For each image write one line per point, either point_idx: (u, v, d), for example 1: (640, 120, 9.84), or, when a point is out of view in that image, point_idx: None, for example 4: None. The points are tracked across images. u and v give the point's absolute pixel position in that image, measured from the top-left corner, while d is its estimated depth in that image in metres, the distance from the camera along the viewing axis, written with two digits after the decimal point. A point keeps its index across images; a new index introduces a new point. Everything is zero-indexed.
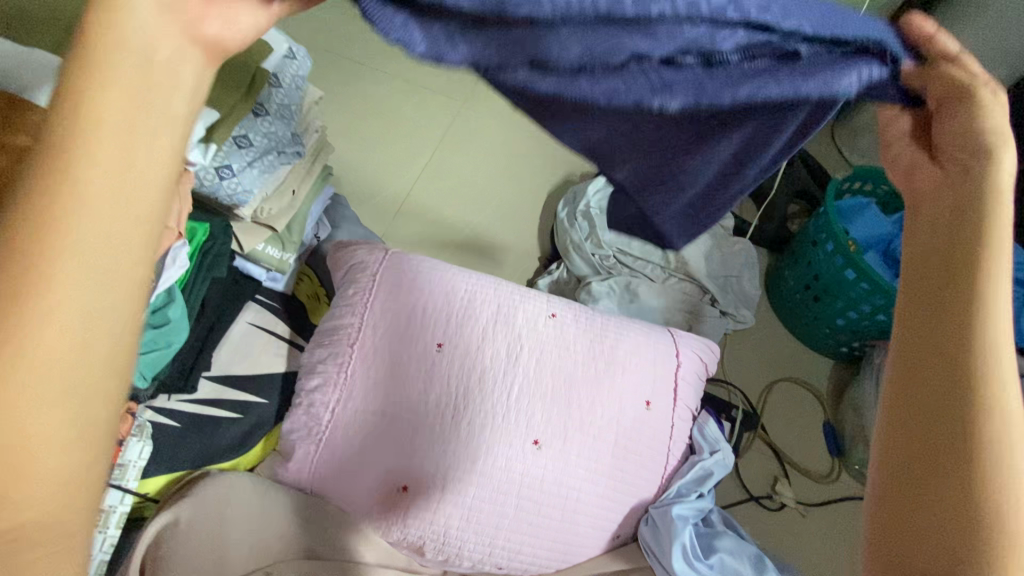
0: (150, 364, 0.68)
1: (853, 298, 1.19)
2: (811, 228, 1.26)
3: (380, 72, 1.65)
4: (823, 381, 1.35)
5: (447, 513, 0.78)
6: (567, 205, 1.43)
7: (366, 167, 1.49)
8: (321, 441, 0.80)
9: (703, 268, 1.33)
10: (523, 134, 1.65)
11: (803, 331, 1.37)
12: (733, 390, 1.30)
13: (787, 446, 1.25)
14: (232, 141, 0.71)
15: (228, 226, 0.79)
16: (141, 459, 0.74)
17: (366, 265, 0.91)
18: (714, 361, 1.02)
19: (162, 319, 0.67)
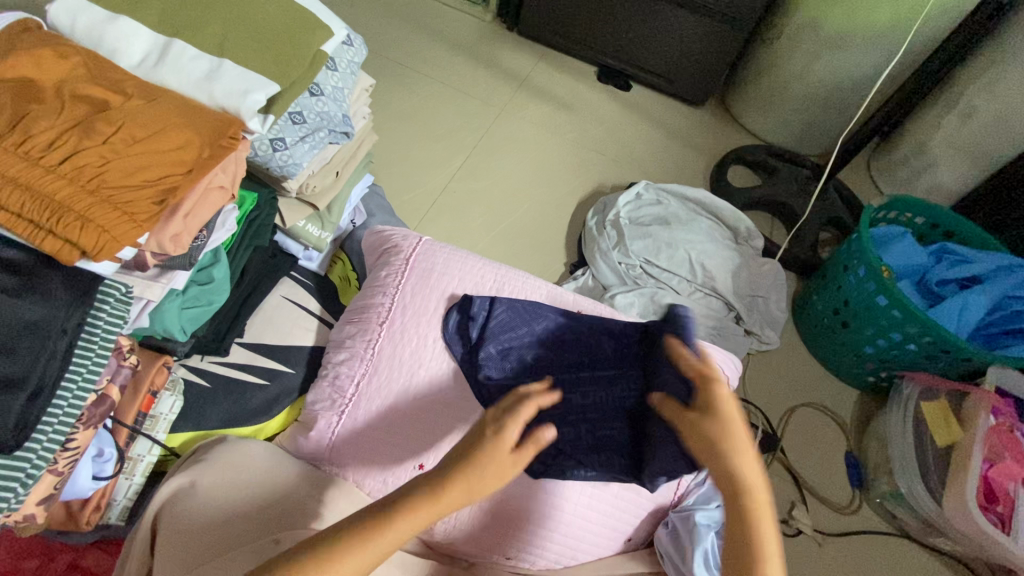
0: (191, 320, 0.70)
1: (884, 325, 1.16)
2: (843, 253, 1.24)
3: (425, 78, 1.72)
4: (849, 412, 1.32)
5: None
6: (596, 214, 1.44)
7: (403, 164, 1.54)
8: (343, 412, 0.81)
9: (731, 284, 1.32)
10: (558, 144, 1.69)
11: (829, 357, 1.34)
12: (754, 412, 1.28)
13: (806, 472, 1.23)
14: (287, 117, 0.75)
15: (275, 199, 0.82)
16: (172, 413, 0.76)
17: (400, 248, 0.93)
18: (737, 374, 1.00)
19: (207, 277, 0.70)
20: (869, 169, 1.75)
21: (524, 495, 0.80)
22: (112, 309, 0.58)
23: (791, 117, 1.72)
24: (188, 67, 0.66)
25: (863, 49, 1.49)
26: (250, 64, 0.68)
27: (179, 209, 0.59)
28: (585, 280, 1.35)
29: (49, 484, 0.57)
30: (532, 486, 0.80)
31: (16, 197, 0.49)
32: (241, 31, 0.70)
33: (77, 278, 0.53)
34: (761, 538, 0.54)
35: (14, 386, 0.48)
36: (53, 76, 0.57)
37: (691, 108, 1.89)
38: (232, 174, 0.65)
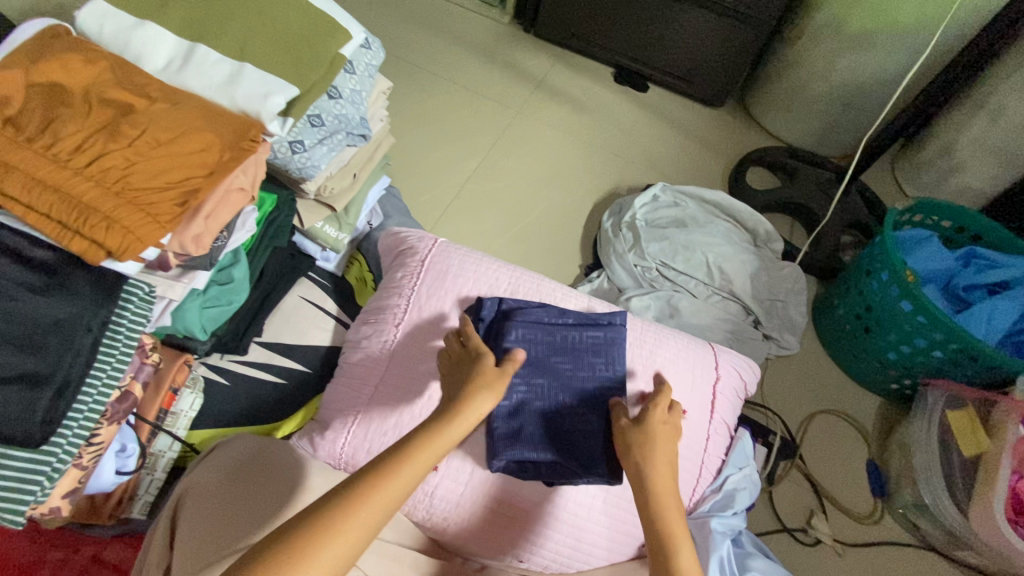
0: (212, 319, 0.72)
1: (908, 331, 1.13)
2: (865, 256, 1.22)
3: (441, 80, 1.73)
4: (871, 419, 1.29)
5: (446, 487, 0.79)
6: (612, 216, 1.43)
7: (419, 165, 1.54)
8: (358, 412, 0.81)
9: (749, 288, 1.30)
10: (574, 145, 1.68)
11: (851, 363, 1.31)
12: (772, 417, 1.26)
13: (825, 480, 1.20)
14: (306, 120, 0.76)
15: (293, 201, 0.83)
16: (192, 410, 0.78)
17: (416, 250, 0.94)
18: (754, 379, 0.99)
19: (226, 277, 0.71)
20: (893, 171, 1.71)
21: (538, 498, 0.79)
22: (135, 309, 0.59)
23: (812, 118, 1.69)
24: (210, 71, 0.67)
25: (886, 49, 1.45)
26: (270, 68, 0.69)
27: (201, 210, 0.60)
28: (600, 283, 1.34)
29: (73, 477, 0.58)
30: (546, 492, 0.80)
31: (45, 199, 0.51)
32: (263, 35, 0.71)
33: (103, 277, 0.54)
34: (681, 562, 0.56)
35: (41, 383, 0.49)
36: (81, 81, 0.58)
37: (709, 110, 1.87)
38: (252, 176, 0.66)
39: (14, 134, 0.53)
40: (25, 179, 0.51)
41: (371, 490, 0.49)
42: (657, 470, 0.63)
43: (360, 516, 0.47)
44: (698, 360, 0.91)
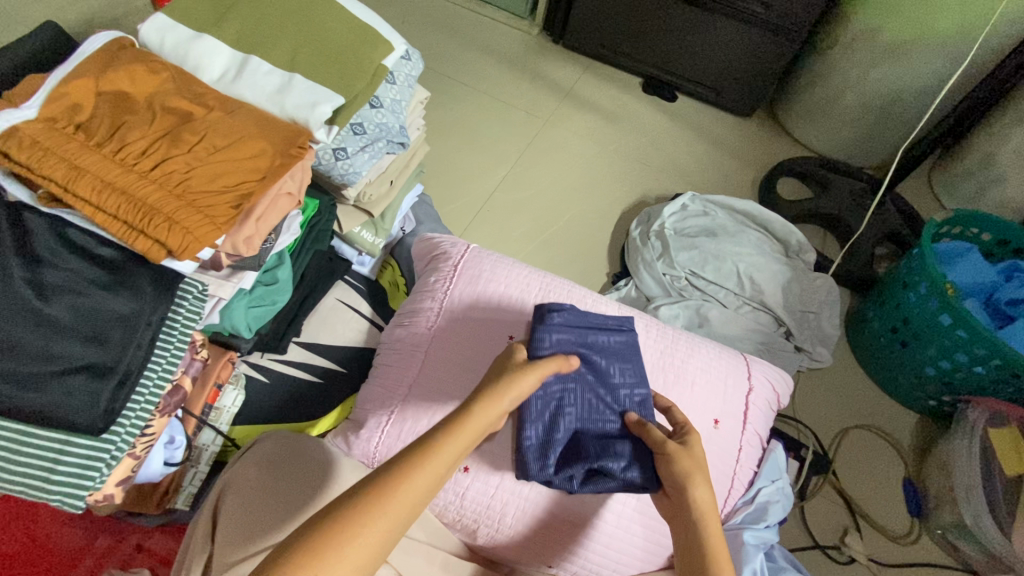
0: (256, 318, 0.74)
1: (947, 346, 1.10)
2: (902, 268, 1.19)
3: (471, 90, 1.76)
4: (907, 436, 1.26)
5: (477, 489, 0.80)
6: (641, 224, 1.43)
7: (449, 173, 1.57)
8: (391, 412, 0.83)
9: (781, 299, 1.28)
10: (601, 154, 1.69)
11: (886, 378, 1.28)
12: (804, 431, 1.23)
13: (860, 497, 1.17)
14: (349, 128, 0.79)
15: (334, 206, 0.86)
16: (234, 406, 0.81)
17: (449, 255, 0.96)
18: (787, 391, 0.98)
19: (272, 278, 0.74)
20: (929, 183, 1.68)
21: (567, 504, 0.80)
22: (189, 306, 0.62)
23: (845, 128, 1.66)
24: (262, 81, 0.70)
25: (923, 58, 1.43)
26: (318, 79, 0.72)
27: (252, 212, 0.63)
28: (628, 291, 1.34)
29: (128, 467, 0.61)
30: (575, 497, 0.80)
31: (113, 200, 0.54)
32: (311, 47, 0.74)
33: (162, 275, 0.57)
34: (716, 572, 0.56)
35: (106, 374, 0.52)
36: (145, 89, 0.62)
37: (738, 119, 1.86)
38: (299, 180, 0.69)
39: (84, 140, 0.56)
40: (95, 181, 0.53)
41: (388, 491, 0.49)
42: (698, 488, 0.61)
43: (380, 513, 0.48)
44: (730, 370, 0.90)
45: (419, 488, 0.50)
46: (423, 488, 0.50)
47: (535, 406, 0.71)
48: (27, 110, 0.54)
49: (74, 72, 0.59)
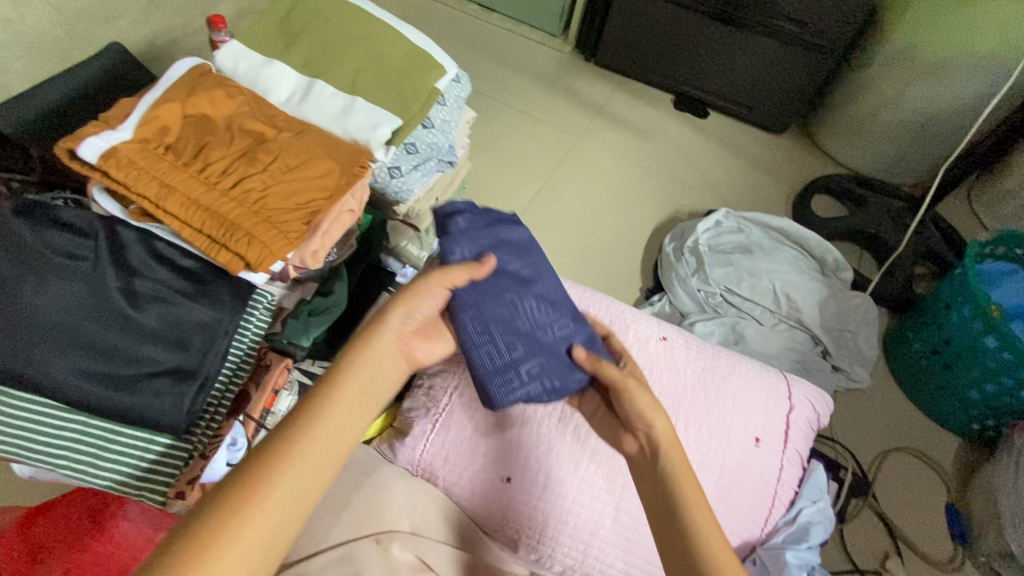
0: (314, 327, 0.78)
1: (993, 369, 1.08)
2: (944, 289, 1.17)
3: (506, 106, 1.80)
4: (949, 460, 1.23)
5: (519, 500, 0.81)
6: (674, 240, 1.44)
7: (485, 188, 1.61)
8: (436, 422, 0.85)
9: (817, 317, 1.27)
10: (634, 170, 1.71)
11: (927, 400, 1.26)
12: (842, 452, 1.21)
13: (901, 522, 1.15)
14: (403, 148, 0.83)
15: (385, 221, 0.89)
16: (288, 412, 0.83)
17: None
18: (828, 411, 0.97)
19: (329, 289, 0.78)
20: (970, 201, 1.65)
21: (608, 518, 0.81)
22: (258, 316, 0.65)
23: (882, 145, 1.65)
24: (326, 105, 0.74)
25: (964, 77, 1.42)
26: (378, 102, 0.76)
27: (320, 227, 0.66)
28: (662, 306, 1.34)
29: (198, 466, 0.64)
30: (616, 510, 0.81)
31: (198, 216, 0.58)
32: (372, 72, 0.78)
33: (239, 287, 0.61)
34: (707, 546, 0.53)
35: (189, 379, 0.56)
36: (224, 112, 0.66)
37: (770, 136, 1.86)
38: (361, 198, 0.72)
39: (172, 160, 0.60)
40: (183, 199, 0.58)
41: (291, 444, 0.53)
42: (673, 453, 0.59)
43: (290, 463, 0.52)
44: (770, 388, 0.90)
45: (320, 437, 0.54)
46: (302, 478, 0.52)
47: (475, 324, 0.62)
48: (122, 134, 0.59)
49: (162, 97, 0.63)
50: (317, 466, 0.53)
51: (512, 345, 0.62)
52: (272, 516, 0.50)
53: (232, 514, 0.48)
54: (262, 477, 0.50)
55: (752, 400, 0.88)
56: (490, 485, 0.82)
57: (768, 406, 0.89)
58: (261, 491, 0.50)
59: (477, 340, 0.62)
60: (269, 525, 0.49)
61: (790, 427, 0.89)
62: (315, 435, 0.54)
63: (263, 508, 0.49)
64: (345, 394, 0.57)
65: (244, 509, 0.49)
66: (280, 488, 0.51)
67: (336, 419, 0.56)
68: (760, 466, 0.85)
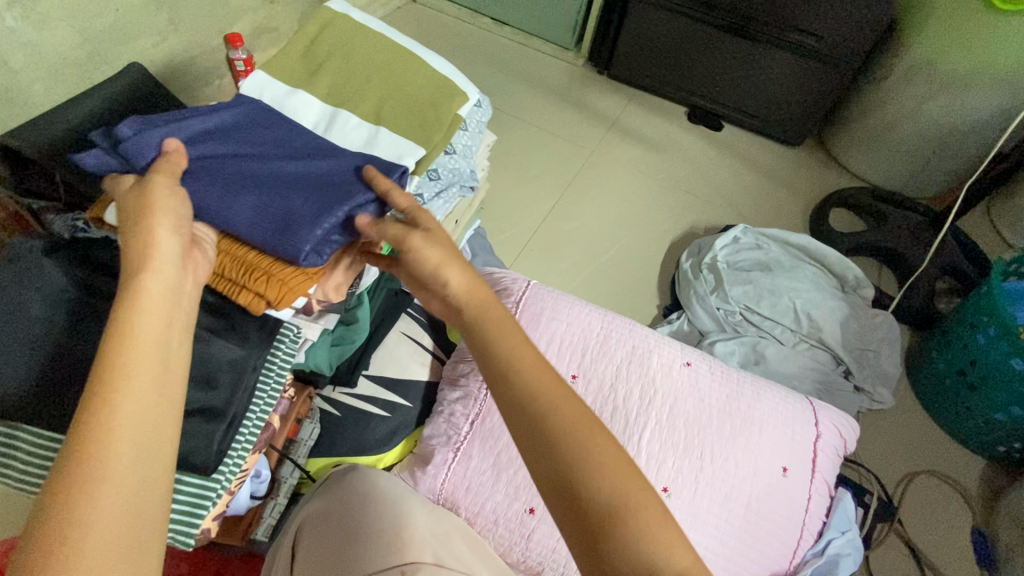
0: (337, 356, 0.78)
1: (1019, 393, 1.06)
2: (968, 309, 1.16)
3: (518, 120, 1.80)
4: (974, 483, 1.21)
5: (543, 532, 0.81)
6: (691, 257, 1.42)
7: (499, 203, 1.60)
8: (458, 450, 0.85)
9: (838, 337, 1.26)
10: (648, 184, 1.70)
11: (952, 421, 1.24)
12: (866, 475, 1.19)
13: (927, 549, 1.13)
14: (426, 174, 0.83)
15: None
16: (311, 439, 0.85)
17: (511, 291, 0.97)
18: (854, 438, 0.95)
19: (352, 317, 0.78)
20: (990, 215, 1.63)
21: None
22: (285, 350, 0.65)
23: (900, 159, 1.63)
24: (351, 136, 0.74)
25: (985, 92, 1.40)
26: (402, 131, 0.76)
27: (342, 262, 0.66)
28: (679, 325, 1.33)
29: (224, 502, 0.64)
30: None
31: (222, 257, 0.58)
32: (396, 101, 0.78)
33: (267, 324, 0.61)
34: (572, 458, 0.45)
35: (215, 418, 0.55)
36: None
37: (785, 148, 1.85)
38: None
39: None
40: None
41: (103, 428, 0.39)
42: (516, 370, 0.50)
43: (121, 442, 0.39)
44: (797, 416, 0.89)
45: (141, 399, 0.41)
46: (136, 458, 0.39)
47: (210, 204, 0.57)
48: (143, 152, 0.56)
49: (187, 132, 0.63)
50: (152, 436, 0.41)
51: (254, 212, 0.58)
52: (124, 508, 0.38)
53: (61, 533, 0.35)
54: (87, 476, 0.37)
55: (779, 426, 0.87)
56: (514, 516, 0.82)
57: (795, 433, 0.87)
58: (92, 488, 0.37)
59: (257, 219, 0.57)
60: (130, 518, 0.38)
61: (817, 454, 0.87)
62: (133, 406, 0.40)
63: (102, 507, 0.37)
64: (134, 366, 0.41)
65: (76, 522, 0.36)
66: (117, 481, 0.38)
67: (149, 387, 0.42)
68: (788, 496, 0.83)
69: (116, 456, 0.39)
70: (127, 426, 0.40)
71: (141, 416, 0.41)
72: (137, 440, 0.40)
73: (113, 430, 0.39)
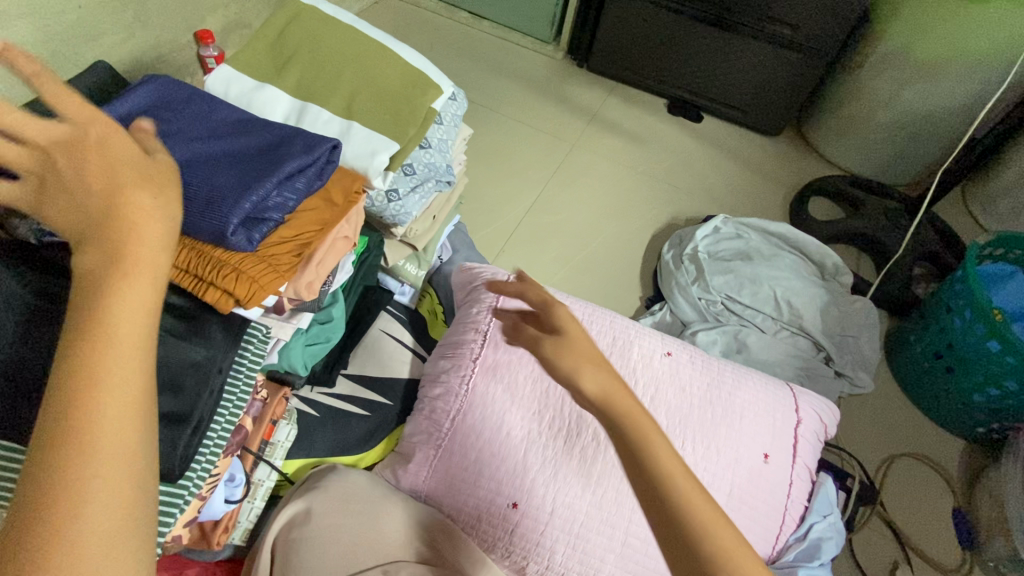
0: (312, 356, 0.77)
1: (995, 372, 1.08)
2: (945, 292, 1.17)
3: (499, 115, 1.78)
4: (954, 464, 1.23)
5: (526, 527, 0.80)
6: (673, 247, 1.42)
7: (480, 198, 1.59)
8: (439, 446, 0.84)
9: (818, 323, 1.27)
10: (630, 176, 1.70)
11: (931, 403, 1.25)
12: (848, 459, 1.20)
13: (910, 530, 1.14)
14: (400, 169, 0.81)
15: (382, 243, 0.88)
16: (287, 441, 0.80)
17: (491, 286, 0.97)
18: (834, 422, 0.96)
19: (326, 316, 0.78)
20: (965, 200, 1.65)
21: (616, 544, 0.79)
22: (254, 349, 0.64)
23: (877, 146, 1.65)
24: (321, 130, 0.73)
25: (957, 79, 1.42)
26: (374, 125, 0.75)
27: (313, 258, 0.64)
28: (663, 315, 1.33)
29: (196, 506, 0.62)
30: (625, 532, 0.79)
31: (185, 255, 0.56)
32: (367, 94, 0.76)
33: (233, 324, 0.59)
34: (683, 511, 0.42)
35: (180, 423, 0.53)
36: None
37: (765, 139, 1.86)
38: (354, 225, 0.71)
39: None
40: None
41: (79, 390, 0.34)
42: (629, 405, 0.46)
43: (99, 406, 0.34)
44: (777, 402, 0.89)
45: (113, 356, 0.35)
46: (116, 425, 0.34)
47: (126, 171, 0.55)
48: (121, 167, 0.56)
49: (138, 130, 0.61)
50: (131, 395, 0.35)
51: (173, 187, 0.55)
52: (110, 483, 0.33)
53: (45, 515, 0.32)
54: (66, 448, 0.33)
55: (760, 413, 0.87)
56: (497, 511, 0.81)
57: (776, 417, 0.88)
58: (69, 463, 0.33)
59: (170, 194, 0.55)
60: (114, 491, 0.33)
61: (798, 438, 0.88)
62: (102, 361, 0.35)
63: (87, 482, 0.33)
64: (108, 318, 0.36)
65: (57, 501, 0.32)
66: (95, 448, 0.33)
67: (124, 340, 0.36)
68: (769, 482, 0.83)
69: (92, 424, 0.34)
70: (104, 385, 0.34)
71: (127, 374, 0.36)
72: (114, 401, 0.35)
73: (90, 396, 0.34)
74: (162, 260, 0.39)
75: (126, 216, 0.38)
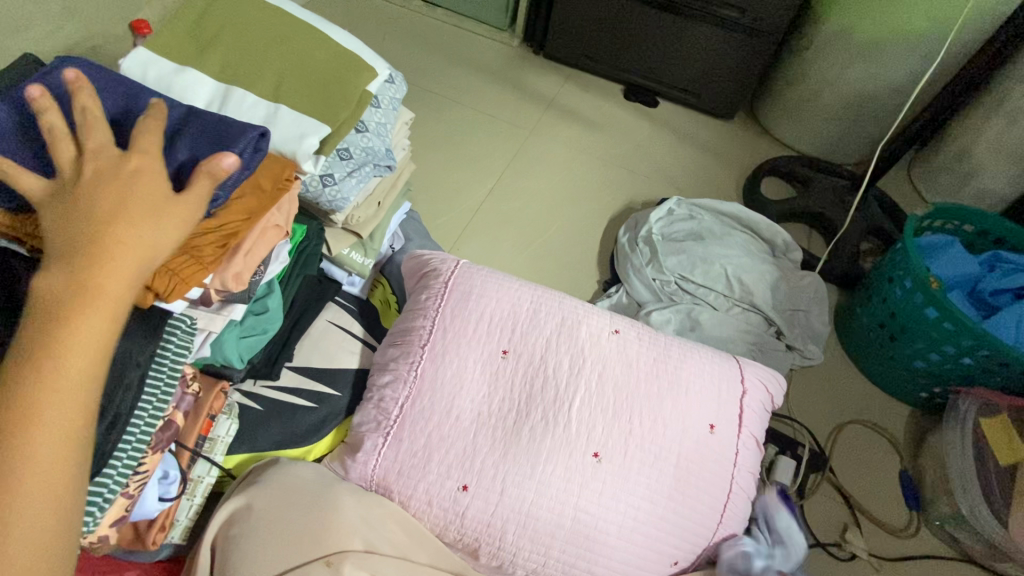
0: (248, 348, 0.75)
1: (935, 338, 1.12)
2: (887, 263, 1.21)
3: (454, 104, 1.77)
4: (900, 429, 1.27)
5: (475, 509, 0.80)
6: (629, 231, 1.44)
7: (436, 188, 1.57)
8: (387, 434, 0.83)
9: (769, 299, 1.29)
10: (587, 162, 1.71)
11: (878, 372, 1.30)
12: (799, 429, 1.23)
13: (858, 494, 1.18)
14: (335, 153, 0.80)
15: (323, 231, 0.86)
16: (228, 436, 0.78)
17: (439, 272, 0.96)
18: (781, 392, 0.98)
19: (262, 307, 0.75)
20: (910, 177, 1.71)
21: (566, 522, 0.79)
22: (178, 340, 0.62)
23: (825, 127, 1.69)
24: (246, 113, 0.70)
25: (896, 58, 1.47)
26: (303, 107, 0.73)
27: (240, 247, 0.62)
28: (619, 298, 1.34)
29: (121, 506, 0.61)
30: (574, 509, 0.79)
31: None
32: (294, 76, 0.74)
33: (151, 315, 0.58)
34: None
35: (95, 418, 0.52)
36: None
37: (720, 122, 1.88)
38: (286, 213, 0.69)
39: None
40: None
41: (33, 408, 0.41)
42: None
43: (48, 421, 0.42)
44: (723, 374, 0.91)
45: (70, 378, 0.43)
46: (59, 441, 0.42)
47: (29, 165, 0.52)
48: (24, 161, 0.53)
49: None
50: (76, 415, 0.43)
51: None
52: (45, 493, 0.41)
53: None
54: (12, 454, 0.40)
55: (706, 387, 0.89)
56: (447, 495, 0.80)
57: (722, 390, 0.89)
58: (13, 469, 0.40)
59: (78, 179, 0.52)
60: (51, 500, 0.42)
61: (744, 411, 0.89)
62: (59, 382, 0.42)
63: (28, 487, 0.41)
64: (73, 337, 0.43)
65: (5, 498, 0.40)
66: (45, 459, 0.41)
67: (79, 362, 0.43)
68: (715, 454, 0.85)
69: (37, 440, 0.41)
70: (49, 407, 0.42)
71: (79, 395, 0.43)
72: (63, 420, 0.42)
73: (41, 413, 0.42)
74: (129, 285, 0.46)
75: (107, 246, 0.45)
